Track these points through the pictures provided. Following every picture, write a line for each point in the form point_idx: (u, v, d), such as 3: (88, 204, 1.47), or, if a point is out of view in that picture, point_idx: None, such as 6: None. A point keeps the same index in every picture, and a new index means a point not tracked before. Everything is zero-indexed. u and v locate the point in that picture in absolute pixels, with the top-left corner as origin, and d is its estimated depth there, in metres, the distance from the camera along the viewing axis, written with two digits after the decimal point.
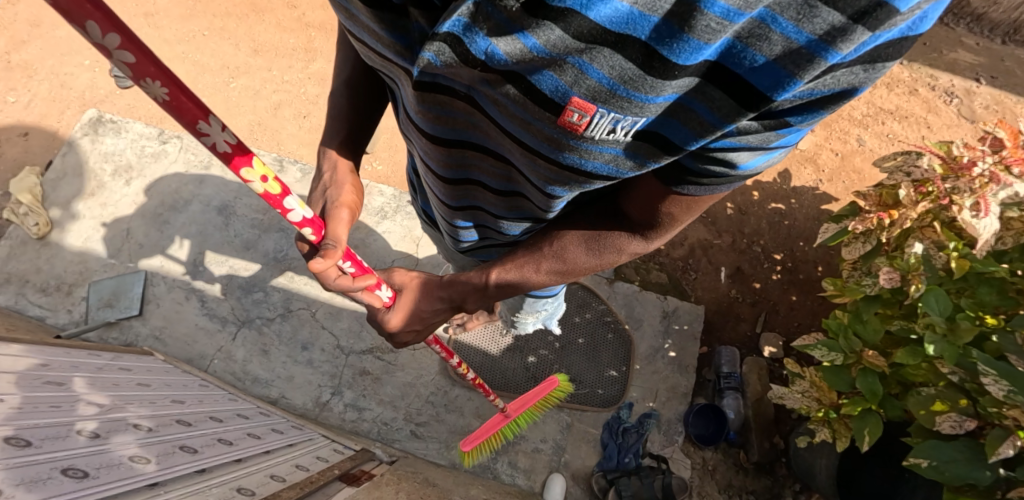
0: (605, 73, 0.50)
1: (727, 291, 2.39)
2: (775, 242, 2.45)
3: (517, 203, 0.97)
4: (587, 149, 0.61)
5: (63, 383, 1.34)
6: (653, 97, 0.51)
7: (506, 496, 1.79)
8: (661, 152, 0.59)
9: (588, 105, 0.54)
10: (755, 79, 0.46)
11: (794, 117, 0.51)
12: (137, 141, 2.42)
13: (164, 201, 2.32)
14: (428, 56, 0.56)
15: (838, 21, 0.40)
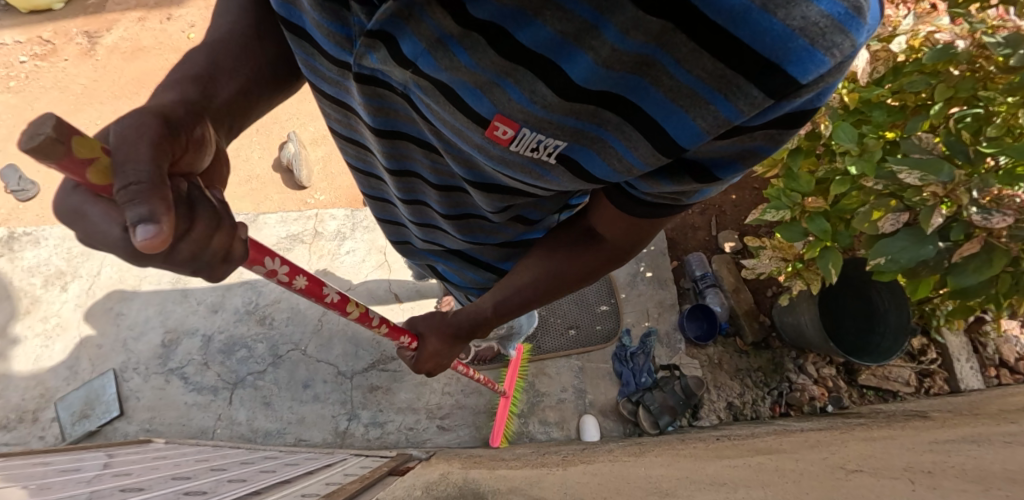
0: (522, 96, 0.64)
1: None
2: None
3: (458, 193, 1.12)
4: (505, 155, 0.77)
5: (76, 469, 1.27)
6: (566, 116, 0.66)
7: (549, 446, 1.84)
8: (582, 163, 0.76)
9: (508, 122, 0.69)
10: (667, 123, 0.60)
11: (721, 166, 0.66)
12: (60, 245, 2.28)
13: (110, 294, 2.20)
14: (369, 55, 0.70)
15: (751, 92, 0.52)
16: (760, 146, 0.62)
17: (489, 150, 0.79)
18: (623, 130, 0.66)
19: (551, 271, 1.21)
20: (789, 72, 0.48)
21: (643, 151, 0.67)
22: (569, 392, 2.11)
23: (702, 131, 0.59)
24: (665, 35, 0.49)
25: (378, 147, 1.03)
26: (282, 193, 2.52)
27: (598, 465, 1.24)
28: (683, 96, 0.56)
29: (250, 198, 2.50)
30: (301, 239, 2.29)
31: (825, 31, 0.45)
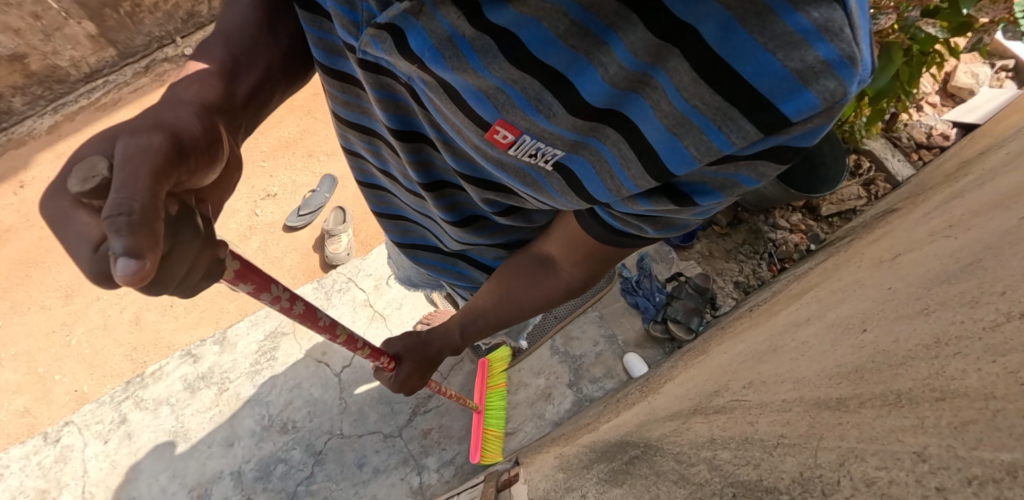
0: (529, 103, 0.69)
1: None
2: None
3: (455, 195, 1.16)
4: (508, 156, 0.82)
5: None
6: (563, 129, 0.72)
7: (614, 394, 1.88)
8: (569, 178, 0.82)
9: (508, 127, 0.74)
10: (656, 141, 0.66)
11: (700, 194, 0.73)
12: (23, 464, 2.00)
13: (107, 484, 1.96)
14: (374, 44, 0.71)
15: (747, 126, 0.58)
16: (744, 178, 0.68)
17: (484, 152, 0.84)
18: (619, 146, 0.71)
19: (512, 294, 1.24)
20: (778, 110, 0.55)
21: (633, 173, 0.73)
22: (602, 342, 2.14)
23: (692, 157, 0.66)
24: (663, 50, 0.56)
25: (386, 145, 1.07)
26: (236, 300, 2.38)
27: (685, 375, 1.28)
28: (679, 121, 0.62)
29: (207, 321, 2.33)
30: (283, 330, 2.18)
31: (817, 72, 0.50)
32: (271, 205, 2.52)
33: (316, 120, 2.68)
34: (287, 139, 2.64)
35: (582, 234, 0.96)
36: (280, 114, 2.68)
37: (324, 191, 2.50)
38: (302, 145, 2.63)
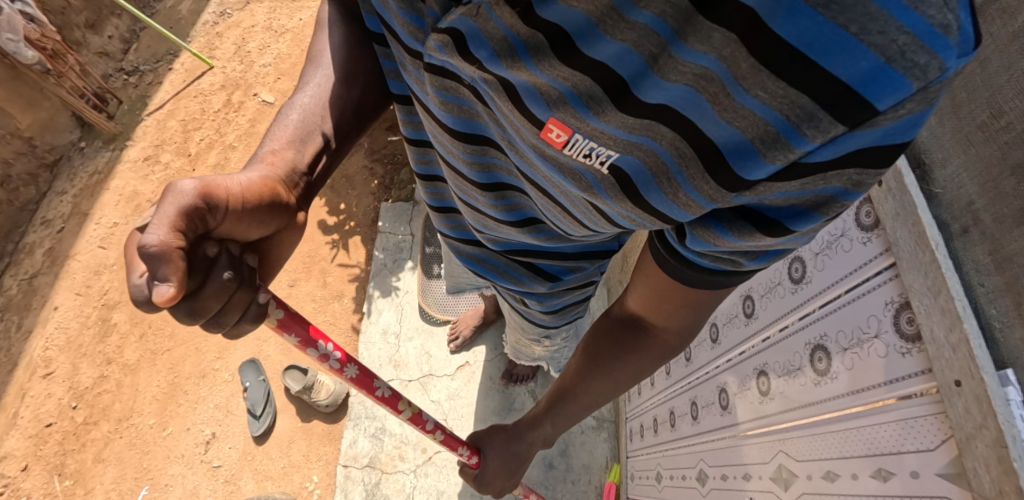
0: (581, 99, 0.46)
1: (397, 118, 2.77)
2: None
3: (521, 203, 0.82)
4: (560, 163, 0.57)
5: None
6: (619, 132, 0.47)
7: None
8: (628, 200, 0.55)
9: (564, 123, 0.50)
10: (724, 147, 0.43)
11: (785, 216, 0.46)
12: None
13: None
14: (436, 47, 0.55)
15: (828, 124, 0.36)
16: (834, 191, 0.42)
17: (545, 159, 0.59)
18: (682, 151, 0.46)
19: (598, 375, 0.87)
20: (857, 94, 0.34)
21: (691, 173, 0.47)
22: None
23: (767, 160, 0.41)
24: (714, 35, 0.35)
25: (439, 139, 0.78)
26: None
27: None
28: (742, 118, 0.39)
29: None
30: (374, 481, 1.85)
31: (902, 48, 0.31)
32: (222, 444, 2.03)
33: (171, 349, 2.20)
34: (164, 391, 2.13)
35: (661, 279, 0.64)
36: (131, 383, 2.15)
37: (257, 378, 2.09)
38: (185, 378, 2.14)
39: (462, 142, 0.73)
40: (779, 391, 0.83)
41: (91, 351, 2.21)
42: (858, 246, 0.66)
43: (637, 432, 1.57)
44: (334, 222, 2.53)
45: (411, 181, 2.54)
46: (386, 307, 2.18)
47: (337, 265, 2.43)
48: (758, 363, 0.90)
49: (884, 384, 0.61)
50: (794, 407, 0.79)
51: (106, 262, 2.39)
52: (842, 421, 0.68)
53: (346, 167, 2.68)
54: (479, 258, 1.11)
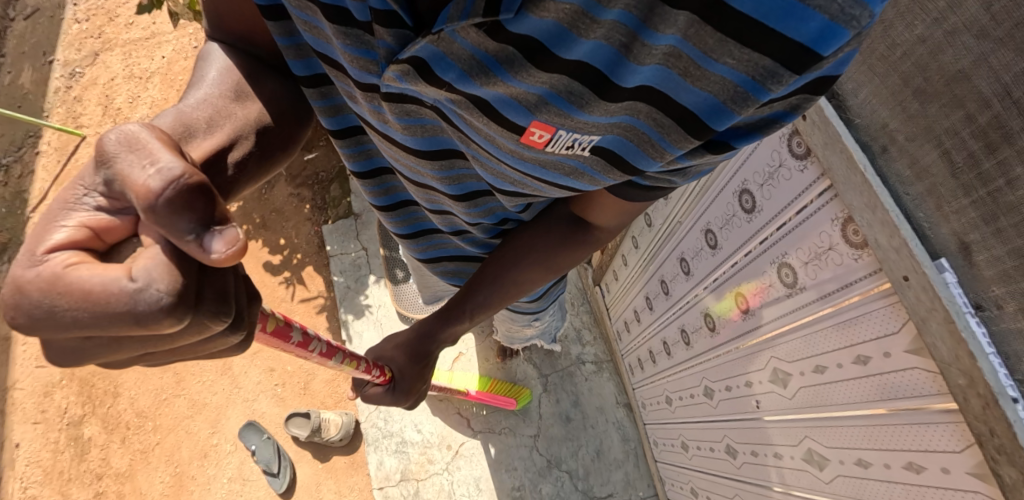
0: (561, 99, 0.48)
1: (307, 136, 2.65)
2: None
3: (490, 205, 0.84)
4: (542, 156, 0.59)
5: (701, 448, 1.31)
6: (598, 117, 0.51)
7: None
8: (613, 167, 0.59)
9: (548, 125, 0.52)
10: (694, 107, 0.46)
11: (743, 140, 0.52)
12: None
13: None
14: (396, 76, 0.52)
15: (783, 74, 0.41)
16: (782, 114, 0.48)
17: (525, 160, 0.61)
18: (662, 124, 0.50)
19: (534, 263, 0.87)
20: (807, 53, 0.38)
21: (675, 138, 0.51)
22: None
23: (736, 111, 0.45)
24: (679, 19, 0.37)
25: (399, 157, 0.76)
26: None
27: None
28: (708, 82, 0.43)
29: None
30: (413, 490, 1.91)
31: (841, 4, 0.34)
32: None
33: (161, 441, 2.11)
34: (171, 483, 2.06)
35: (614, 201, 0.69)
36: (133, 489, 2.06)
37: (261, 438, 2.07)
38: (187, 464, 2.08)
39: (427, 160, 0.72)
40: (758, 307, 0.93)
41: (75, 474, 2.09)
42: (796, 174, 0.74)
43: (636, 365, 1.69)
44: (280, 260, 2.44)
45: (344, 196, 2.46)
46: (365, 327, 2.17)
47: (299, 302, 2.37)
48: (732, 286, 1.00)
49: (845, 285, 0.71)
50: (774, 317, 0.89)
51: (53, 379, 2.21)
52: (818, 322, 0.78)
53: (271, 201, 2.56)
54: (458, 269, 1.15)
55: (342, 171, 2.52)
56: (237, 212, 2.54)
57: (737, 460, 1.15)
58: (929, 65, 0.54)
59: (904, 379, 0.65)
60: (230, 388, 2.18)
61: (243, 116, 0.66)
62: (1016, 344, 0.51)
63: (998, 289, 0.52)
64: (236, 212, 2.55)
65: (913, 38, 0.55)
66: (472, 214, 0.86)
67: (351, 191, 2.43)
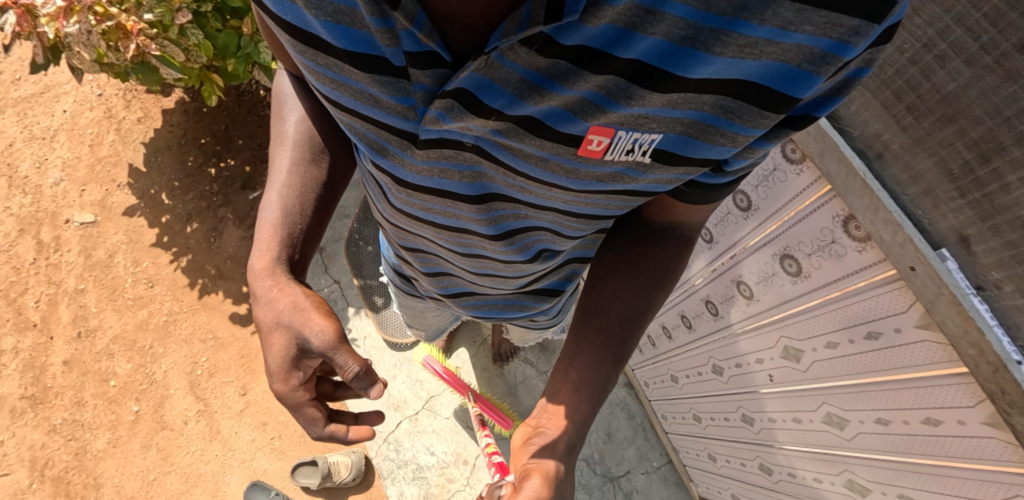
0: (623, 101, 0.43)
1: (249, 175, 2.51)
2: (178, 174, 2.50)
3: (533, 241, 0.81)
4: (603, 173, 0.54)
5: (716, 418, 1.40)
6: (664, 117, 0.46)
7: None
8: (680, 167, 0.54)
9: (608, 128, 0.47)
10: (769, 84, 0.42)
11: (817, 107, 0.47)
12: None
13: None
14: (437, 114, 0.46)
15: (863, 23, 0.37)
16: (855, 69, 0.44)
17: (583, 181, 0.56)
18: (733, 111, 0.45)
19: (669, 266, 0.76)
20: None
21: (750, 118, 0.46)
22: None
23: (816, 74, 0.41)
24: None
25: (432, 209, 0.70)
26: None
27: None
28: (783, 52, 0.39)
29: None
30: None
31: None
32: None
33: None
34: None
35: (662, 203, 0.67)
36: None
37: (269, 496, 2.05)
38: None
39: (466, 207, 0.65)
40: (761, 293, 1.01)
41: None
42: (793, 178, 0.82)
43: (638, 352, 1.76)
44: (247, 309, 2.33)
45: None
46: None
47: None
48: (732, 276, 1.07)
49: (849, 274, 0.79)
50: (780, 302, 0.96)
51: (21, 485, 2.09)
52: (826, 304, 0.86)
53: (224, 248, 2.41)
54: (480, 303, 1.13)
55: None
56: (188, 267, 2.39)
57: (753, 426, 1.24)
58: (919, 85, 0.63)
59: (913, 350, 0.74)
60: (222, 453, 2.17)
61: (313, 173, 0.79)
62: (1017, 318, 0.60)
63: (998, 274, 0.60)
64: (186, 267, 2.39)
65: (904, 59, 0.63)
66: (511, 255, 0.82)
67: None
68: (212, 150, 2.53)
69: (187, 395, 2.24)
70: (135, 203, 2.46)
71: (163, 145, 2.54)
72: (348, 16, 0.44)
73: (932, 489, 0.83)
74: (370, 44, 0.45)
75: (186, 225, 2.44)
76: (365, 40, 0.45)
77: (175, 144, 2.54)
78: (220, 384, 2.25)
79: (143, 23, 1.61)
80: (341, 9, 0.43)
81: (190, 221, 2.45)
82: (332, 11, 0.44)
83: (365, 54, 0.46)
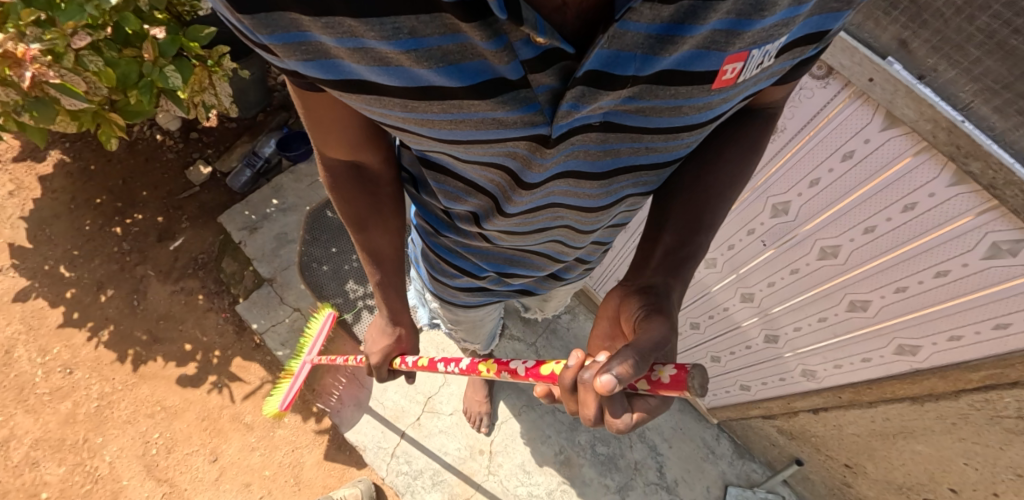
0: (744, 15, 0.48)
1: (163, 226, 2.26)
2: (77, 242, 2.22)
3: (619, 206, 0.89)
4: (714, 103, 0.61)
5: (724, 313, 1.55)
6: (768, 27, 0.51)
7: None
8: (783, 58, 0.60)
9: (742, 53, 0.53)
10: None
11: None
12: None
13: None
14: (577, 105, 0.51)
15: None
16: None
17: (704, 113, 0.62)
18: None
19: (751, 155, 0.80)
20: None
21: None
22: None
23: None
24: None
25: (548, 193, 0.75)
26: None
27: None
28: None
29: None
30: None
31: None
32: None
33: None
34: None
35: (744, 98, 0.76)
36: None
37: None
38: None
39: (589, 178, 0.72)
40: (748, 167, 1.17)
41: None
42: None
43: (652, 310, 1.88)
44: (196, 366, 2.09)
45: (243, 268, 2.15)
46: (337, 384, 1.98)
47: (244, 400, 2.05)
48: None
49: (823, 107, 0.97)
50: (766, 163, 1.14)
51: None
52: (807, 145, 1.04)
53: (151, 309, 2.16)
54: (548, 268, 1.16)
55: (226, 242, 2.21)
56: (111, 341, 2.10)
57: (755, 300, 1.41)
58: None
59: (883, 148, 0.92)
60: None
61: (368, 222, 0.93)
62: (952, 88, 0.76)
63: (932, 59, 0.76)
64: (109, 341, 2.10)
65: None
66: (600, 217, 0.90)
67: (250, 258, 2.14)
68: (113, 208, 2.27)
69: (145, 482, 1.95)
70: (28, 285, 2.16)
71: (50, 216, 2.24)
72: (462, 52, 0.46)
73: (921, 270, 0.99)
74: (486, 70, 0.48)
75: (99, 295, 2.16)
76: (481, 69, 0.48)
77: (66, 211, 2.26)
78: (184, 457, 1.98)
79: (35, 50, 1.47)
80: (451, 49, 0.46)
81: (103, 289, 2.17)
82: (443, 54, 0.47)
83: (482, 82, 0.49)
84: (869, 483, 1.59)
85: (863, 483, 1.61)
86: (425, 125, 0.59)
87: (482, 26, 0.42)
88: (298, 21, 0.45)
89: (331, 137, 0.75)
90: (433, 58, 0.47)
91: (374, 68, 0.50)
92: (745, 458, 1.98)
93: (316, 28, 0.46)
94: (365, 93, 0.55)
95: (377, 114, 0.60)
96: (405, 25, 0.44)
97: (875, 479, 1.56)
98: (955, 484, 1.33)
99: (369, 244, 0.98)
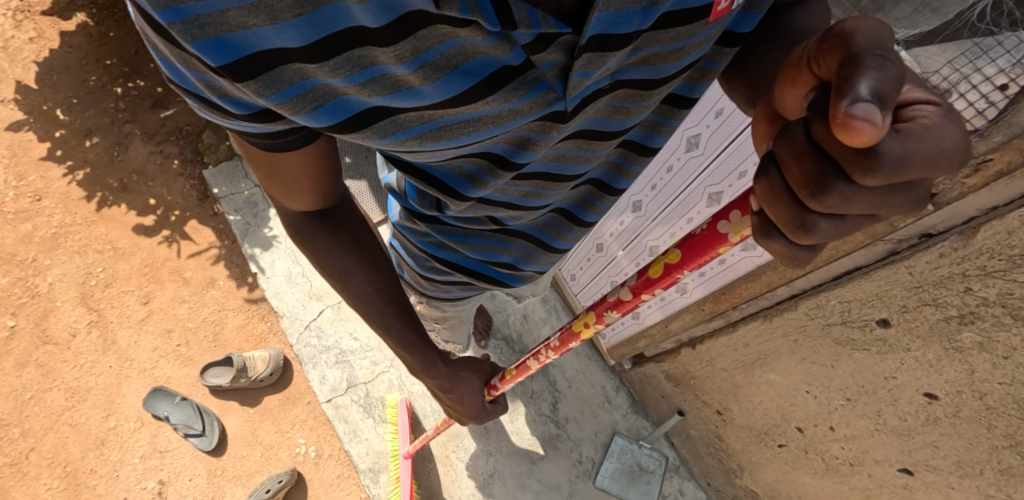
0: None
1: (161, 96, 2.46)
2: (80, 93, 2.42)
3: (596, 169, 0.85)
4: (709, 37, 0.60)
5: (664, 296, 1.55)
6: None
7: None
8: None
9: None
10: None
11: None
12: None
13: None
14: (581, 76, 0.49)
15: None
16: None
17: (693, 51, 0.61)
18: None
19: None
20: None
21: None
22: None
23: None
24: None
25: (557, 151, 0.71)
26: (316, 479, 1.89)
27: None
28: None
29: None
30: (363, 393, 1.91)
31: None
32: (179, 481, 1.84)
33: (53, 431, 1.88)
34: (62, 488, 1.81)
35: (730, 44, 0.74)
36: (22, 483, 1.81)
37: (174, 402, 1.90)
38: (81, 459, 1.84)
39: (599, 137, 0.71)
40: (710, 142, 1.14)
41: None
42: None
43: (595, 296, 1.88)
44: (153, 219, 2.23)
45: (221, 142, 2.33)
46: (275, 256, 2.10)
47: (188, 257, 2.18)
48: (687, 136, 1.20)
49: None
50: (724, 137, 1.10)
51: None
52: None
53: (127, 162, 2.33)
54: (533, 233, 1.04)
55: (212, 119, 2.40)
56: (84, 181, 2.27)
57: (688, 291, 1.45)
58: None
59: None
60: (118, 363, 1.99)
61: (351, 268, 0.85)
62: None
63: None
64: (82, 180, 2.27)
65: None
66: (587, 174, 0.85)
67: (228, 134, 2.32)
68: (120, 70, 2.47)
69: (77, 307, 2.06)
70: (23, 118, 2.35)
71: (60, 64, 2.46)
72: (462, 54, 0.45)
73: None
74: (491, 64, 0.47)
75: (84, 140, 2.34)
76: (486, 64, 0.47)
77: (78, 64, 2.47)
78: (118, 294, 2.09)
79: None
80: (453, 54, 0.44)
81: (91, 136, 2.35)
82: (448, 61, 0.45)
83: (490, 76, 0.48)
84: (736, 433, 1.65)
85: (731, 432, 1.67)
86: (443, 138, 0.57)
87: (478, 28, 0.41)
88: (301, 71, 0.42)
89: (294, 188, 0.68)
90: (440, 69, 0.46)
91: (382, 99, 0.48)
92: (640, 414, 2.03)
93: (321, 74, 0.43)
94: (372, 127, 0.51)
95: (392, 146, 0.57)
96: (407, 47, 0.42)
97: (740, 427, 1.62)
98: (801, 421, 1.39)
99: (356, 293, 0.88)
